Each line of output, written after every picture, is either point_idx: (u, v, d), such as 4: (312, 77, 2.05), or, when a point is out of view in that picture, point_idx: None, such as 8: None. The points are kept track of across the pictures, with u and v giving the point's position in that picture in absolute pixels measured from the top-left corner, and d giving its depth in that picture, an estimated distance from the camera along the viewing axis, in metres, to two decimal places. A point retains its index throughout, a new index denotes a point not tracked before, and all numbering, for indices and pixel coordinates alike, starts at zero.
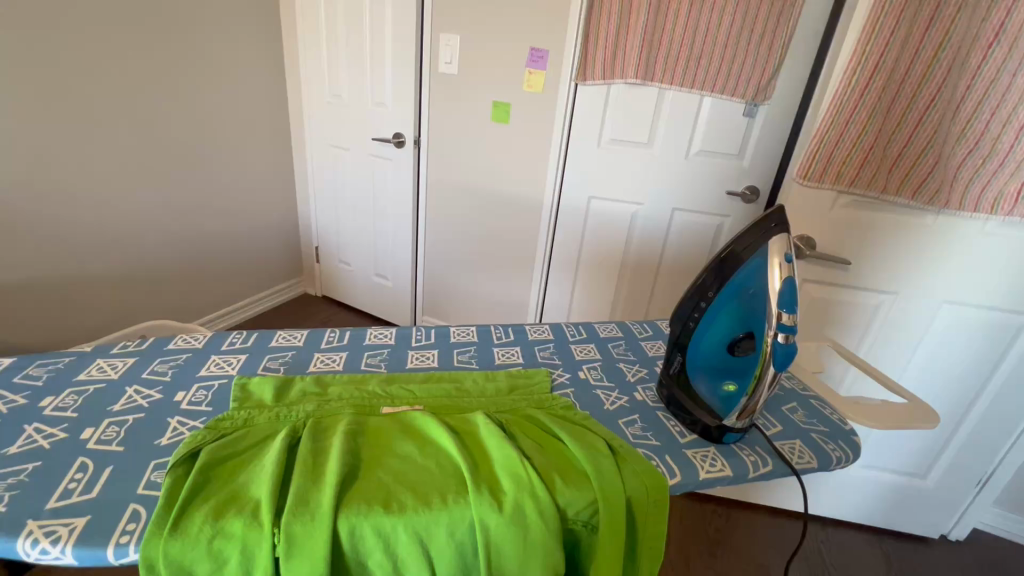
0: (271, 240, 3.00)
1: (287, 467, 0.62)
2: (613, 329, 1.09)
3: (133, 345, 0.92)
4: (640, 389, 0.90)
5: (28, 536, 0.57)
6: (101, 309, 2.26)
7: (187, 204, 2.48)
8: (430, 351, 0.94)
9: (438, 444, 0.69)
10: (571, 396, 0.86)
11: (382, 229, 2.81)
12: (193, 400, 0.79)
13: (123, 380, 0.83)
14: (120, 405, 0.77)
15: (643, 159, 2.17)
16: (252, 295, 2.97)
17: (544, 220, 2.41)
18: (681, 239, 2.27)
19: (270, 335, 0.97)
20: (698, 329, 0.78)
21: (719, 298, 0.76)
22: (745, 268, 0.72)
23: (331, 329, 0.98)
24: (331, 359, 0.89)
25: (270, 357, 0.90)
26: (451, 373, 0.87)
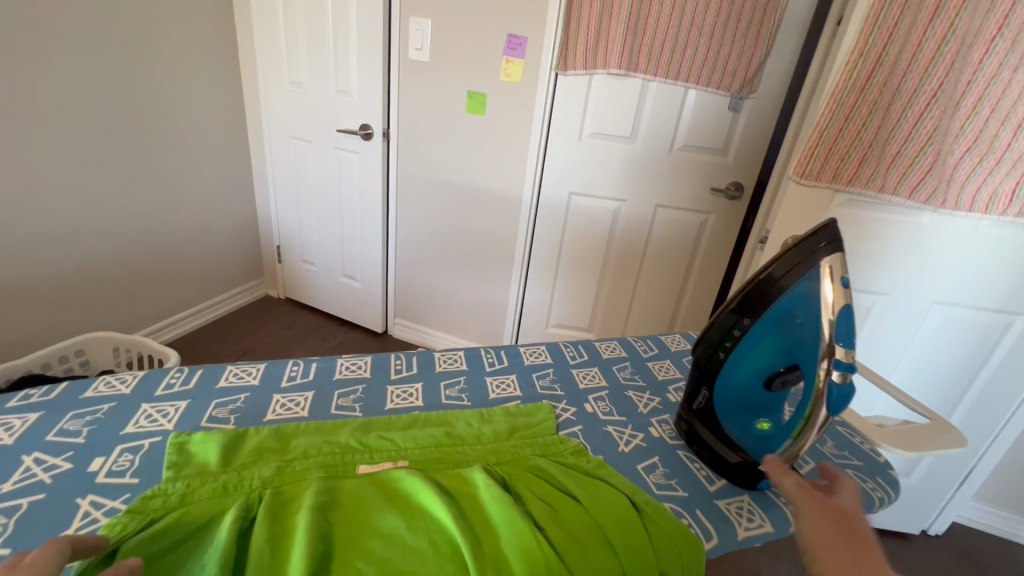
0: (226, 239, 2.75)
1: (236, 564, 0.49)
2: (616, 348, 0.99)
3: (36, 396, 0.75)
4: (654, 423, 0.81)
5: None
6: (30, 322, 1.98)
7: (130, 202, 2.22)
8: (414, 384, 0.80)
9: (431, 512, 0.56)
10: (580, 437, 0.74)
11: (349, 227, 2.63)
12: (114, 470, 0.64)
13: (19, 446, 0.66)
14: (11, 485, 0.61)
15: (625, 154, 2.07)
16: (207, 299, 2.71)
17: (522, 218, 2.28)
18: (664, 236, 2.18)
19: (218, 373, 0.81)
20: (728, 359, 0.71)
21: (756, 326, 0.68)
22: (789, 291, 0.65)
23: (294, 362, 0.82)
24: (294, 402, 0.74)
25: (218, 404, 0.74)
26: (441, 414, 0.74)
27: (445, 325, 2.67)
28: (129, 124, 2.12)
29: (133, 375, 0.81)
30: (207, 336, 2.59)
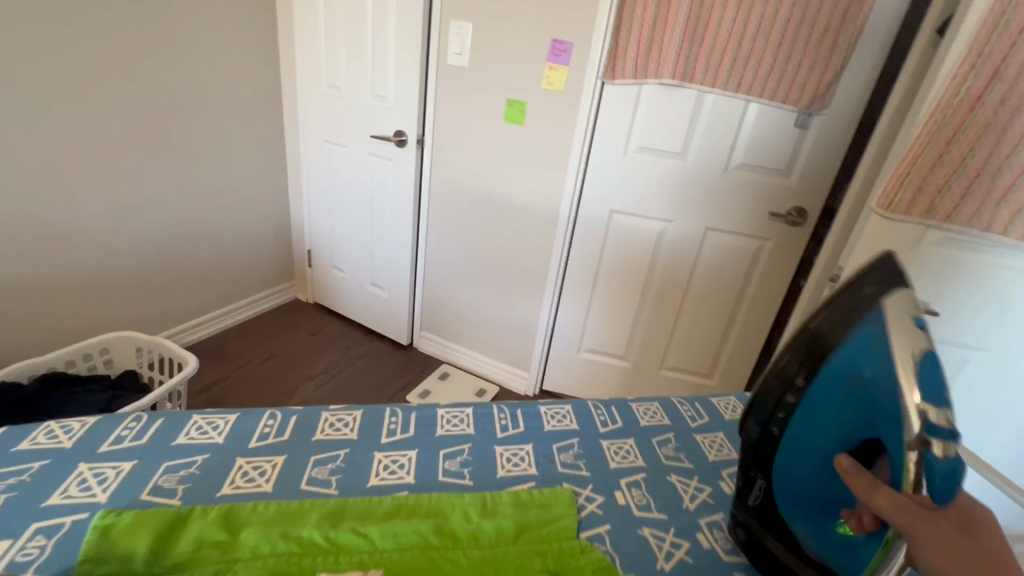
0: (259, 241, 2.71)
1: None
2: (659, 416, 1.01)
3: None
4: (704, 526, 0.80)
5: None
6: (56, 317, 1.97)
7: (162, 200, 2.20)
8: (406, 453, 0.81)
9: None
10: (607, 542, 0.73)
11: (379, 235, 2.55)
12: (21, 555, 0.60)
13: None
14: None
15: (675, 171, 1.89)
16: (235, 300, 2.67)
17: (558, 236, 2.12)
18: (714, 263, 1.98)
19: (177, 427, 0.80)
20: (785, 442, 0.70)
21: (814, 399, 0.66)
22: (852, 353, 0.63)
23: (268, 418, 0.84)
24: (259, 469, 0.75)
25: (166, 471, 0.73)
26: (433, 500, 0.73)
27: (471, 343, 2.53)
28: (164, 122, 2.11)
29: (81, 424, 0.79)
30: (233, 339, 2.55)
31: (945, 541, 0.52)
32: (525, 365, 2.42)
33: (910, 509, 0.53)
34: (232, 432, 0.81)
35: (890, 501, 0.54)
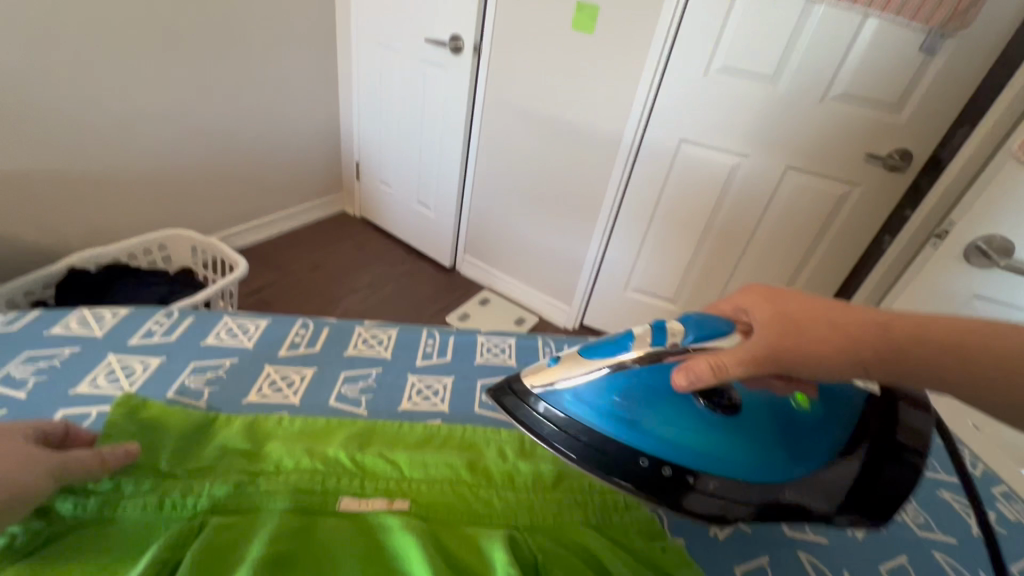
0: (310, 150, 2.65)
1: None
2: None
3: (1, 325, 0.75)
4: None
5: None
6: (122, 213, 1.99)
7: (219, 99, 2.13)
8: (441, 378, 0.77)
9: (386, 565, 0.46)
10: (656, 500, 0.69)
11: (428, 152, 2.45)
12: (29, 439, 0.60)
13: None
14: None
15: (761, 98, 1.64)
16: (286, 209, 2.66)
17: (618, 164, 1.95)
18: (788, 208, 1.77)
19: (206, 328, 0.79)
20: (716, 473, 0.60)
21: (654, 442, 0.60)
22: (569, 397, 0.62)
23: (300, 328, 0.82)
24: (286, 381, 0.73)
25: (195, 371, 0.72)
26: (467, 432, 0.67)
27: (515, 271, 2.47)
28: (219, 13, 1.99)
29: (111, 314, 0.80)
30: (283, 247, 2.57)
31: (799, 324, 0.55)
32: (567, 298, 2.34)
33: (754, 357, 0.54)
34: (262, 340, 0.80)
35: (735, 363, 0.55)
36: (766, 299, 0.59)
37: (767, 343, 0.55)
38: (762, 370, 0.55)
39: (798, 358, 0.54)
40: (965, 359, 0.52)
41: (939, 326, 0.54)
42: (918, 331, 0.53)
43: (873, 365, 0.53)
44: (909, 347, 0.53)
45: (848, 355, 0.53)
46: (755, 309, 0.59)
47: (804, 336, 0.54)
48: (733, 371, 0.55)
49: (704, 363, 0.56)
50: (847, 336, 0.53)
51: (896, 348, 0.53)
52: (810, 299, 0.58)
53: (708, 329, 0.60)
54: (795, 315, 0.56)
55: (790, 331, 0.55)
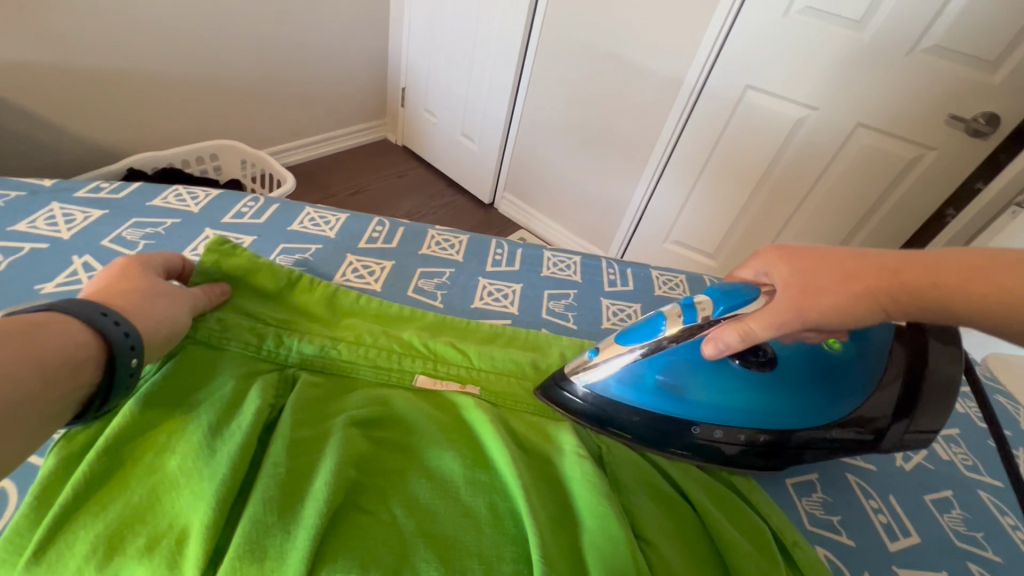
0: (363, 72, 2.50)
1: (250, 454, 0.44)
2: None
3: (106, 193, 0.78)
4: None
5: None
6: (181, 123, 1.91)
7: (279, 11, 1.98)
8: (510, 285, 0.79)
9: (472, 438, 0.49)
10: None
11: (477, 81, 2.30)
12: None
13: (74, 245, 0.68)
14: (56, 283, 0.62)
15: (842, 46, 1.46)
16: (335, 130, 2.54)
17: (677, 105, 1.80)
18: (850, 168, 1.62)
19: (290, 216, 0.82)
20: (766, 426, 0.59)
21: (700, 408, 0.59)
22: (609, 377, 0.60)
23: (378, 224, 0.84)
24: (367, 269, 0.76)
25: (285, 250, 0.75)
26: (537, 334, 0.70)
27: (556, 212, 2.40)
28: None
29: (204, 194, 0.82)
30: (329, 171, 2.48)
31: (821, 280, 0.49)
32: (605, 244, 2.29)
33: (774, 316, 0.50)
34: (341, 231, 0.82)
35: (761, 325, 0.51)
36: (784, 257, 0.54)
37: (788, 302, 0.50)
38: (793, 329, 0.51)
39: (819, 311, 0.49)
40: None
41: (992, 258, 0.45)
42: (964, 271, 0.45)
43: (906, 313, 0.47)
44: (954, 290, 0.45)
45: (875, 310, 0.48)
46: (776, 266, 0.54)
47: (826, 290, 0.49)
48: (761, 334, 0.52)
49: (729, 330, 0.53)
50: (874, 289, 0.47)
51: (939, 295, 0.46)
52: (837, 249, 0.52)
53: (734, 294, 0.54)
54: (818, 268, 0.50)
55: (806, 288, 0.50)
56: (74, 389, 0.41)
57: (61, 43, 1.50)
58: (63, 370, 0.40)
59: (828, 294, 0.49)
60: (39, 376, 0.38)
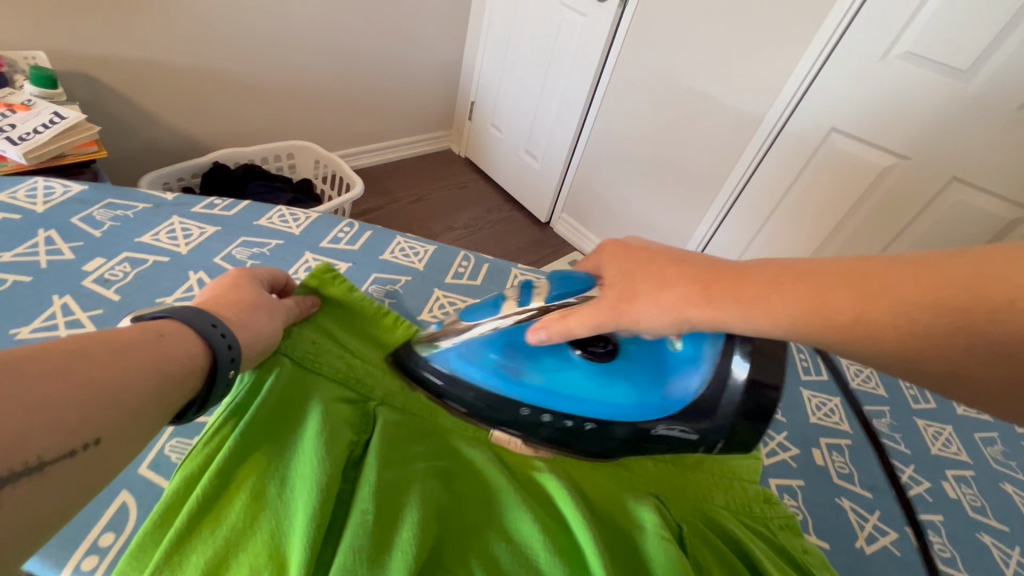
0: (434, 86, 2.52)
1: (339, 490, 0.45)
2: (876, 385, 0.83)
3: (219, 209, 0.82)
4: (917, 522, 0.66)
5: (78, 545, 0.47)
6: (260, 125, 2.01)
7: (362, 25, 2.04)
8: None
9: (549, 498, 0.49)
10: (797, 498, 0.65)
11: (543, 103, 2.25)
12: None
13: (189, 260, 0.71)
14: (173, 300, 0.65)
15: (946, 97, 1.26)
16: (404, 138, 2.58)
17: (752, 146, 1.63)
18: (945, 232, 1.39)
19: (382, 244, 0.83)
20: (594, 415, 0.59)
21: (533, 392, 0.61)
22: (451, 350, 0.62)
23: (464, 258, 0.85)
24: (454, 306, 0.77)
25: (378, 280, 0.77)
26: None
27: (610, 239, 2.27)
28: None
29: (304, 216, 0.85)
30: (393, 177, 2.52)
31: (640, 283, 0.52)
32: None
33: (592, 309, 0.53)
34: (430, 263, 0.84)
35: (582, 324, 0.54)
36: (618, 256, 0.57)
37: (608, 307, 0.52)
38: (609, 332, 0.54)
39: (637, 313, 0.51)
40: (819, 308, 0.45)
41: (776, 275, 0.48)
42: (760, 287, 0.47)
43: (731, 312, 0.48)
44: (750, 304, 0.47)
45: (688, 319, 0.50)
46: (610, 263, 0.57)
47: (641, 295, 0.51)
48: (580, 332, 0.54)
49: (554, 321, 0.56)
50: (683, 298, 0.49)
51: (739, 312, 0.47)
52: (666, 253, 0.54)
53: (570, 284, 0.58)
54: (642, 271, 0.53)
55: (626, 288, 0.52)
56: (180, 396, 0.42)
57: (166, 42, 1.61)
58: (173, 378, 0.42)
59: (652, 295, 0.51)
60: (154, 383, 0.40)
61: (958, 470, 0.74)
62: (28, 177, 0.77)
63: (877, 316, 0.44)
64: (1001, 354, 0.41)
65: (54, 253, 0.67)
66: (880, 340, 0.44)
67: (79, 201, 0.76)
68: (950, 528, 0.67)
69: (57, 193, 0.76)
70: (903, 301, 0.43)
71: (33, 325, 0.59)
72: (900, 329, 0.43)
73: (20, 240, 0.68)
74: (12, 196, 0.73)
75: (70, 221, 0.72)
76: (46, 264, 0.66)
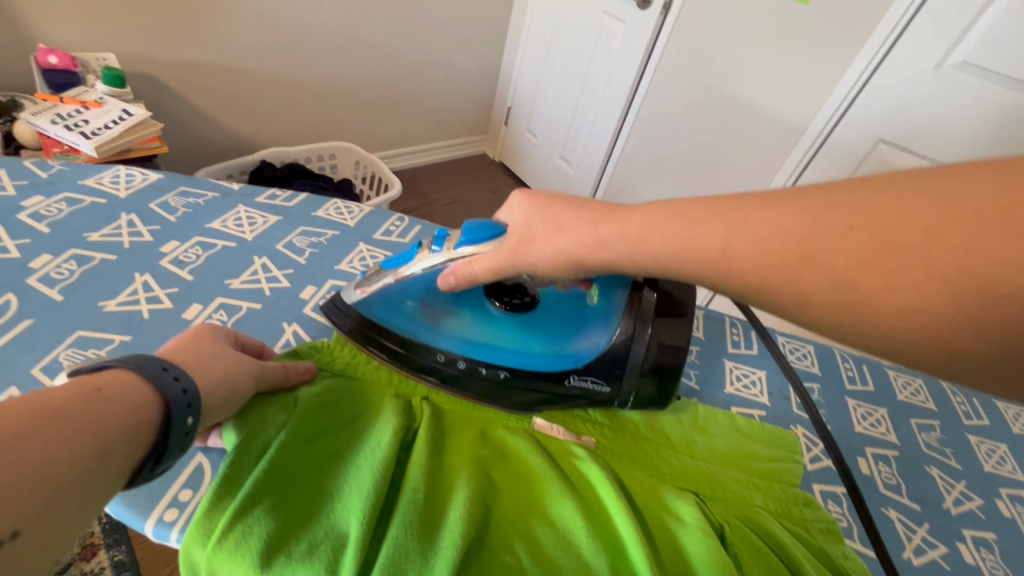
0: (473, 91, 2.56)
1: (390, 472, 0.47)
2: (925, 398, 0.81)
3: (281, 200, 0.86)
4: (969, 539, 0.64)
5: (158, 499, 0.49)
6: (306, 125, 2.08)
7: (406, 30, 2.10)
8: None
9: (591, 491, 0.50)
10: (841, 505, 0.64)
11: (580, 109, 2.26)
12: (321, 305, 0.69)
13: (253, 247, 0.75)
14: (238, 283, 0.69)
15: (1003, 108, 1.20)
16: (441, 141, 2.63)
17: (793, 155, 1.59)
18: None
19: (430, 239, 0.86)
20: (507, 364, 0.60)
21: (451, 339, 0.61)
22: (375, 299, 0.62)
23: None
24: None
25: None
26: None
27: None
28: None
29: (358, 209, 0.88)
30: (429, 178, 2.56)
31: (537, 227, 0.52)
32: None
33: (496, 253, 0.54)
34: None
35: (483, 268, 0.56)
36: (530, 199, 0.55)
37: (508, 249, 0.54)
38: (510, 274, 0.55)
39: (529, 256, 0.52)
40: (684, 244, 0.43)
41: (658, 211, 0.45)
42: (645, 227, 0.45)
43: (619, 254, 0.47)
44: (634, 246, 0.45)
45: (577, 259, 0.50)
46: (513, 210, 0.57)
47: (537, 238, 0.52)
48: (485, 276, 0.56)
49: (461, 265, 0.57)
50: (576, 241, 0.49)
51: (623, 250, 0.46)
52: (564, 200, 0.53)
53: (479, 231, 0.57)
54: (540, 216, 0.52)
55: (522, 230, 0.53)
56: (128, 455, 0.39)
57: (222, 45, 1.69)
58: (117, 435, 0.38)
59: (542, 233, 0.52)
60: (93, 445, 0.37)
61: (1014, 490, 0.71)
62: (111, 165, 0.83)
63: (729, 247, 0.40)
64: (848, 297, 0.35)
65: (134, 235, 0.72)
66: (732, 273, 0.40)
67: (156, 187, 0.81)
68: (1004, 547, 0.64)
69: (137, 179, 0.81)
70: (783, 249, 0.38)
71: (116, 301, 0.63)
72: (756, 259, 0.39)
73: (105, 222, 0.73)
74: (98, 182, 0.79)
75: (148, 206, 0.77)
76: (128, 244, 0.71)
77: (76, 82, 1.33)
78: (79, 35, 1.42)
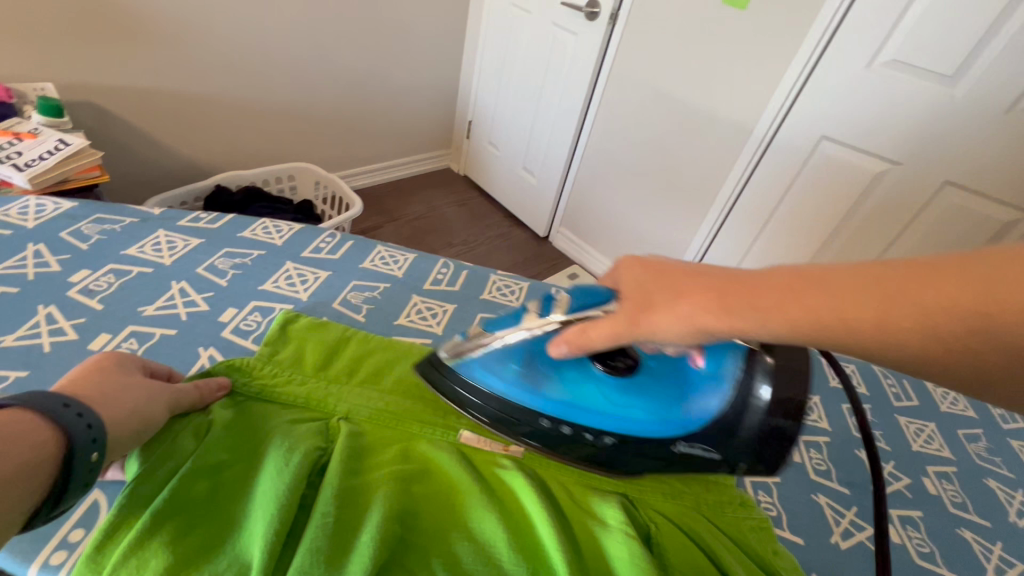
0: (432, 106, 2.56)
1: (303, 497, 0.46)
2: (857, 383, 0.83)
3: (204, 223, 0.84)
4: (896, 518, 0.65)
5: (43, 543, 0.46)
6: (261, 147, 2.05)
7: (358, 49, 2.10)
8: None
9: (516, 503, 0.50)
10: (771, 494, 0.65)
11: (537, 120, 2.28)
12: (242, 326, 0.68)
13: (172, 271, 0.73)
14: (152, 309, 0.67)
15: (929, 101, 1.25)
16: (403, 158, 2.62)
17: (745, 154, 1.62)
18: (941, 237, 1.34)
19: (362, 253, 0.85)
20: (612, 429, 0.58)
21: (556, 403, 0.60)
22: (471, 358, 0.62)
23: (443, 266, 0.86)
24: (428, 311, 0.78)
25: (356, 286, 0.79)
26: None
27: (609, 248, 2.23)
28: None
29: (287, 228, 0.87)
30: (392, 194, 2.54)
31: (657, 294, 0.47)
32: None
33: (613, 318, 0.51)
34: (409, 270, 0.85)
35: (597, 336, 0.52)
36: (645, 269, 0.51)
37: (625, 319, 0.49)
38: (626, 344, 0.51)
39: (650, 329, 0.46)
40: (870, 316, 0.36)
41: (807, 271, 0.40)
42: (775, 295, 0.40)
43: (757, 317, 0.40)
44: (767, 312, 0.40)
45: (705, 330, 0.43)
46: (627, 277, 0.52)
47: (658, 307, 0.46)
48: (597, 345, 0.53)
49: (573, 334, 0.54)
50: (700, 307, 0.43)
51: (763, 322, 0.40)
52: (685, 267, 0.48)
53: (593, 298, 0.56)
54: (657, 283, 0.47)
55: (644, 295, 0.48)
56: (24, 498, 0.37)
57: (165, 70, 1.66)
58: (15, 479, 0.36)
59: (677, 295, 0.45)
60: None
61: (940, 467, 0.73)
62: (23, 196, 0.80)
63: (937, 323, 0.35)
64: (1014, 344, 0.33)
65: (41, 266, 0.70)
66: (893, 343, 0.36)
67: (68, 217, 0.79)
68: (929, 524, 0.66)
69: (48, 210, 0.79)
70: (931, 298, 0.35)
71: (16, 334, 0.61)
72: (919, 329, 0.35)
73: (9, 255, 0.70)
74: (5, 213, 0.76)
75: (57, 236, 0.75)
76: (32, 276, 0.68)
77: (10, 114, 1.28)
78: (15, 65, 1.38)
